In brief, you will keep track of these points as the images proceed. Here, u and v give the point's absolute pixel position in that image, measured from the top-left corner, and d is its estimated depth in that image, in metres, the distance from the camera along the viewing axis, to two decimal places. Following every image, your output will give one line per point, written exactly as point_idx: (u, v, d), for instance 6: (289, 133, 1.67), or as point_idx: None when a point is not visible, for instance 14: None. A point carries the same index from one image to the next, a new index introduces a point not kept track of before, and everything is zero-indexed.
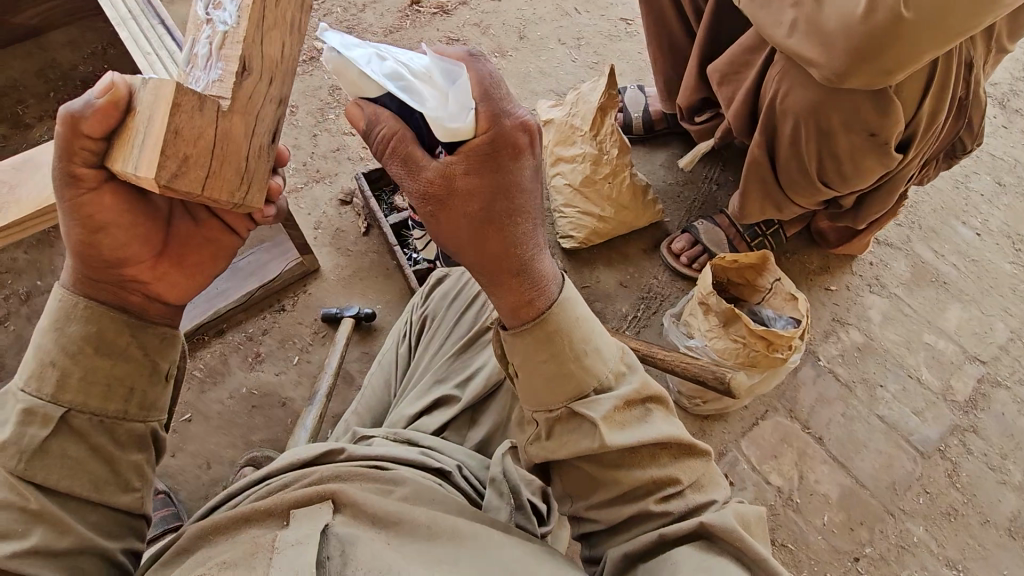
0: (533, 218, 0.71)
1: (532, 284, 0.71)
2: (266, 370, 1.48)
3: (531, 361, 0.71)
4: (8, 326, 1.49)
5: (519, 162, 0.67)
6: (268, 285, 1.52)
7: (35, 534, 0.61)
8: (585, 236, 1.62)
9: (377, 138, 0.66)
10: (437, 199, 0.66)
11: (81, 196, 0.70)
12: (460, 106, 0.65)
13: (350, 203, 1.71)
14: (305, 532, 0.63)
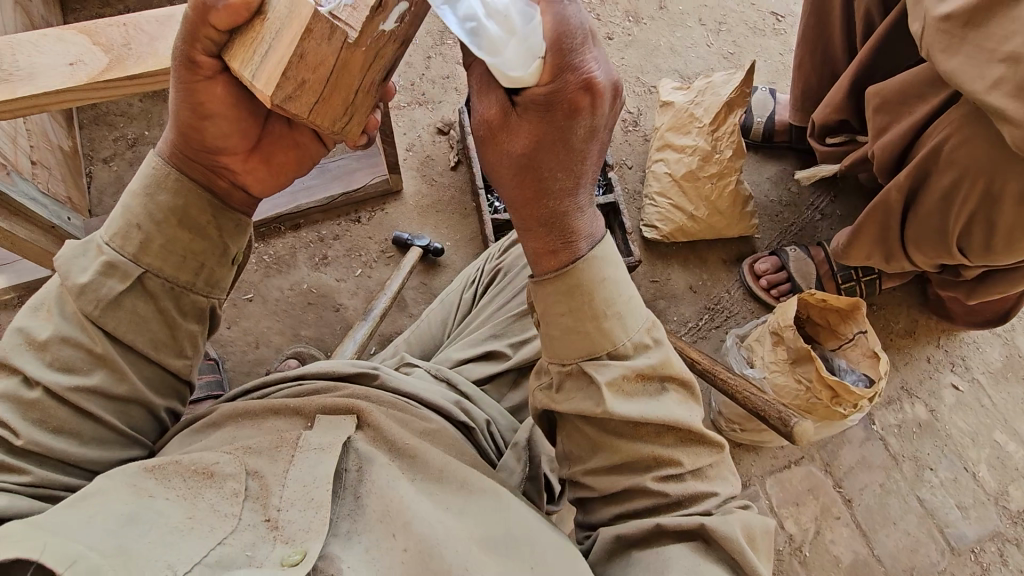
0: (577, 178, 0.66)
1: (559, 234, 0.68)
2: (329, 273, 1.52)
3: (548, 312, 0.68)
4: (112, 165, 1.57)
5: (575, 120, 0.60)
6: (351, 194, 1.55)
7: (96, 375, 0.67)
8: (671, 231, 1.56)
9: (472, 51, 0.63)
10: (488, 130, 0.62)
11: (196, 83, 0.70)
12: (526, 52, 0.56)
13: (447, 134, 1.70)
14: (329, 439, 0.65)
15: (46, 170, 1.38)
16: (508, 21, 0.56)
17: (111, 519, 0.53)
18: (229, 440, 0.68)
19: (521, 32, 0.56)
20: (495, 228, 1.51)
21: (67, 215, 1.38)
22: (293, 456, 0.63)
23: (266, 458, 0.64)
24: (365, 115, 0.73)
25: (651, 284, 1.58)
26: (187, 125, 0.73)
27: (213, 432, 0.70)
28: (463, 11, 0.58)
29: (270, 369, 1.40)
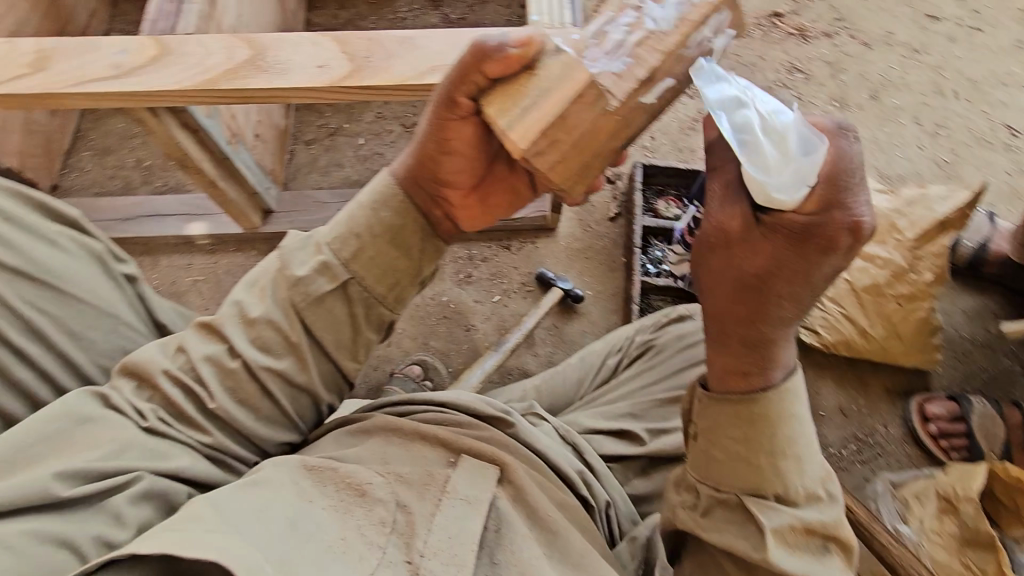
0: (799, 310, 0.63)
1: (758, 358, 0.64)
2: (469, 292, 1.56)
3: (721, 432, 0.65)
4: (311, 148, 1.74)
5: (824, 258, 0.59)
6: (508, 222, 1.58)
7: (285, 361, 0.71)
8: (834, 342, 1.40)
9: (717, 159, 0.64)
10: (723, 239, 0.62)
11: (450, 119, 0.73)
12: (795, 176, 0.57)
13: (613, 184, 1.68)
14: (475, 492, 0.65)
15: (263, 143, 1.56)
16: (785, 143, 0.58)
17: (276, 524, 0.56)
18: (381, 455, 0.70)
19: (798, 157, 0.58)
20: (640, 291, 1.47)
21: (268, 185, 1.55)
22: (440, 500, 0.64)
23: (411, 493, 0.65)
24: (598, 174, 0.70)
25: None
26: (426, 155, 0.76)
27: (366, 440, 0.73)
28: (740, 122, 0.60)
29: (395, 369, 1.45)
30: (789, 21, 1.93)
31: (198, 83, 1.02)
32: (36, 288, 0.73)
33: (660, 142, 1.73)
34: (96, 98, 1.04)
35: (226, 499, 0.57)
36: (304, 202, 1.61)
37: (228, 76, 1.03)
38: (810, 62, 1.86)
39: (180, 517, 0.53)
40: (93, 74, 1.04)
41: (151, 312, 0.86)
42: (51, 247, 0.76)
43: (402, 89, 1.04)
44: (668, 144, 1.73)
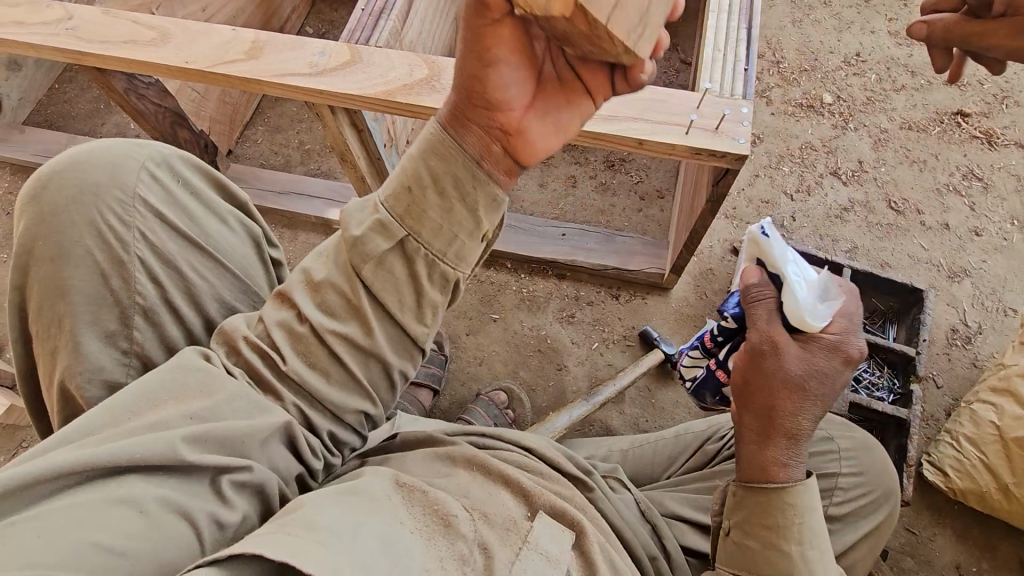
0: (818, 409, 0.82)
1: (788, 447, 0.81)
2: (568, 332, 1.55)
3: (755, 518, 0.77)
4: None
5: (839, 372, 0.85)
6: (623, 271, 1.55)
7: (349, 325, 0.66)
8: (965, 488, 1.25)
9: (761, 291, 0.95)
10: (773, 347, 0.85)
11: (483, 25, 0.59)
12: (823, 311, 0.90)
13: (741, 256, 1.61)
14: (551, 551, 0.70)
15: None
16: (815, 290, 0.94)
17: (366, 542, 0.57)
18: (463, 492, 0.76)
19: (825, 302, 0.92)
20: None
21: None
22: (520, 549, 0.69)
23: (494, 535, 0.69)
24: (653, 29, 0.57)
25: (906, 531, 1.29)
26: (470, 75, 0.62)
27: (447, 471, 0.81)
28: (793, 272, 0.95)
29: (481, 390, 1.47)
30: (974, 122, 1.77)
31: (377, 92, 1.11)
32: (202, 258, 0.78)
33: (800, 224, 1.65)
34: (291, 89, 1.15)
35: (321, 514, 0.59)
36: None
37: (403, 90, 1.11)
38: (991, 170, 1.69)
39: (283, 527, 0.56)
40: (293, 69, 1.15)
41: None
42: (223, 224, 0.83)
43: None
44: (808, 228, 1.64)
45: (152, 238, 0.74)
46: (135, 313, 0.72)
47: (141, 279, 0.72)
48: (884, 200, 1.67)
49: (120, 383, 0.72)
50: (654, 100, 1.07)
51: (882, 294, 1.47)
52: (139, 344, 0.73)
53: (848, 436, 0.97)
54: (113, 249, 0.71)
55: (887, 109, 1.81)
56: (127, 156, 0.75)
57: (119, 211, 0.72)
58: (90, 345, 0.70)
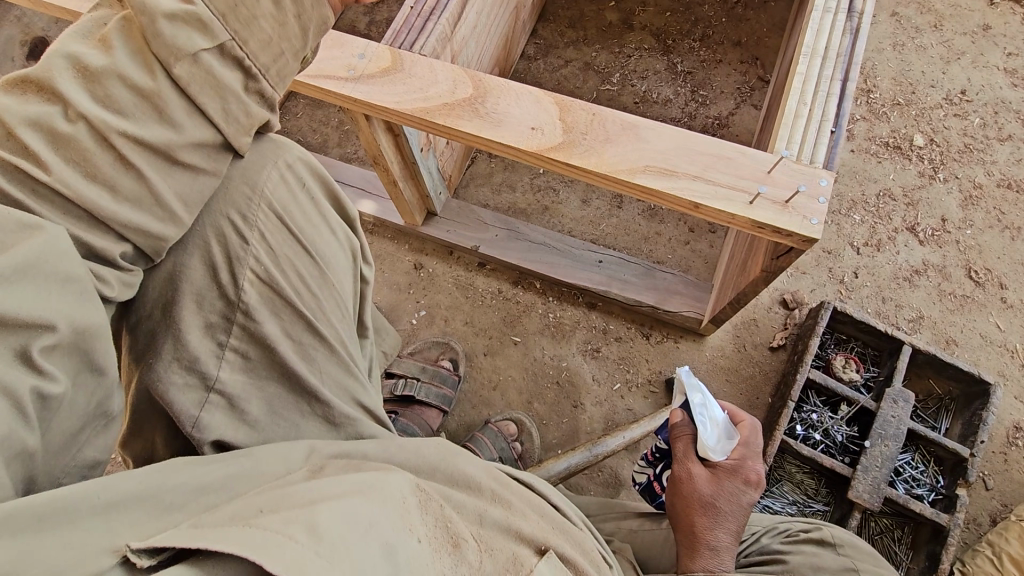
0: (730, 522, 0.91)
1: (712, 551, 0.88)
2: (590, 367, 1.47)
3: None
4: (491, 161, 1.72)
5: (745, 493, 0.94)
6: (658, 311, 1.44)
7: (117, 91, 0.60)
8: None
9: (681, 430, 1.02)
10: (685, 476, 0.96)
11: None
12: (722, 450, 0.98)
13: (789, 309, 1.48)
14: None
15: (450, 150, 1.56)
16: (719, 429, 1.00)
17: (375, 556, 0.53)
18: (478, 516, 0.72)
19: (725, 438, 1.00)
20: (779, 448, 1.27)
21: (440, 191, 1.55)
22: None
23: (493, 571, 0.66)
24: None
25: None
26: None
27: (465, 493, 0.75)
28: (704, 412, 1.00)
29: (490, 418, 1.42)
30: None
31: (419, 109, 1.02)
32: (307, 262, 0.78)
33: (863, 282, 1.50)
34: (324, 93, 1.06)
35: (330, 515, 0.53)
36: (466, 216, 1.58)
37: (443, 110, 1.01)
38: None
39: (283, 525, 0.51)
40: (329, 70, 1.07)
41: (362, 314, 0.92)
42: (332, 234, 0.83)
43: (605, 178, 0.95)
44: (871, 288, 1.49)
45: (269, 236, 0.75)
46: (238, 310, 0.72)
47: (249, 277, 0.73)
48: (963, 267, 1.50)
49: (210, 376, 0.71)
50: (721, 157, 0.95)
51: (942, 377, 1.33)
52: (235, 339, 0.72)
53: (874, 569, 0.91)
54: (232, 243, 0.72)
55: (985, 162, 1.61)
56: (262, 154, 0.75)
57: (244, 208, 0.73)
58: (191, 336, 0.70)
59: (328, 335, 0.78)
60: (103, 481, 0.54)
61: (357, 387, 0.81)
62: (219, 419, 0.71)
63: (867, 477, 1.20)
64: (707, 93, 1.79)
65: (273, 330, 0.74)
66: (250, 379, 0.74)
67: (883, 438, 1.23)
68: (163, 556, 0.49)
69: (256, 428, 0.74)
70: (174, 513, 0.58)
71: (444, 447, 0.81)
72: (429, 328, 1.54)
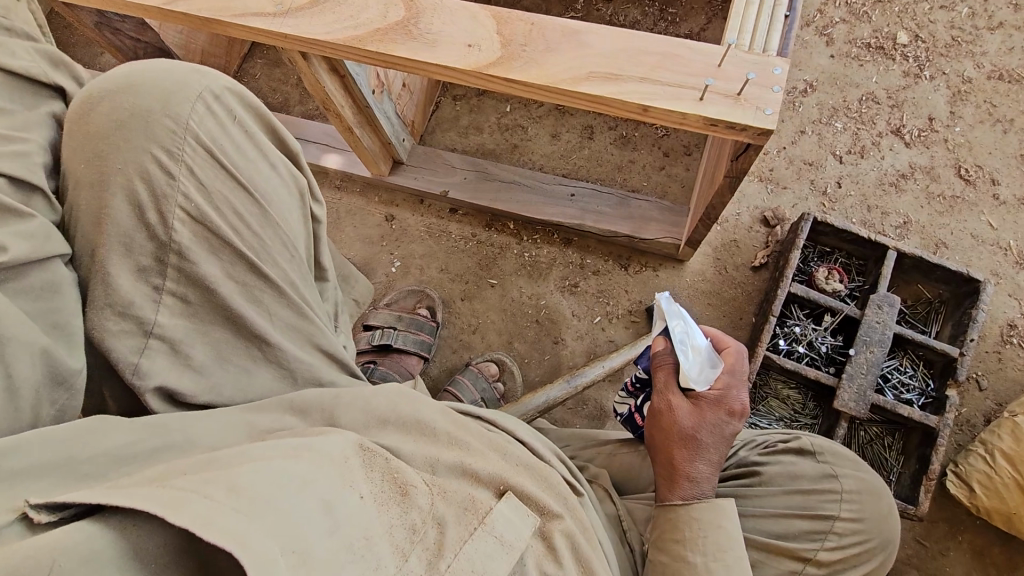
0: (710, 454, 0.87)
1: (691, 483, 0.85)
2: (569, 303, 1.44)
3: (665, 535, 0.83)
4: (456, 104, 1.67)
5: (729, 424, 0.89)
6: (634, 240, 1.40)
7: None
8: (985, 509, 1.13)
9: (661, 359, 0.97)
10: (666, 409, 0.90)
11: None
12: (704, 376, 0.92)
13: (770, 227, 1.43)
14: (512, 526, 0.66)
15: (410, 93, 1.50)
16: (701, 355, 0.95)
17: (307, 513, 0.50)
18: (431, 464, 0.70)
19: (708, 365, 0.94)
20: (762, 364, 1.24)
21: (403, 137, 1.50)
22: (475, 529, 0.62)
23: (447, 511, 0.63)
24: None
25: (914, 542, 1.18)
26: None
27: (420, 438, 0.73)
28: (684, 337, 0.96)
29: (471, 361, 1.41)
30: None
31: (352, 39, 0.97)
32: (243, 198, 0.74)
33: (847, 192, 1.44)
34: (254, 32, 1.02)
35: (254, 476, 0.50)
36: (434, 161, 1.54)
37: (376, 36, 0.96)
38: None
39: (203, 482, 0.47)
40: (256, 7, 1.01)
41: (316, 255, 0.88)
42: (271, 169, 0.79)
43: (548, 91, 0.91)
44: (855, 197, 1.43)
45: (199, 172, 0.71)
46: (171, 251, 0.68)
47: (180, 215, 0.69)
48: (953, 166, 1.44)
49: (148, 321, 0.66)
50: (669, 56, 0.89)
51: (931, 281, 1.29)
52: (172, 282, 0.68)
53: (856, 477, 0.89)
54: (156, 180, 0.68)
55: (974, 53, 1.52)
56: (180, 85, 0.72)
57: (167, 142, 0.70)
58: (121, 280, 0.66)
59: (273, 275, 0.75)
60: (14, 443, 0.51)
61: (314, 329, 0.78)
62: (162, 363, 0.67)
63: (853, 385, 1.17)
64: (677, 10, 1.70)
65: (213, 270, 0.70)
66: (193, 326, 0.70)
67: (868, 345, 1.19)
68: (70, 512, 0.45)
69: (201, 373, 0.69)
70: (93, 480, 0.55)
71: (398, 393, 0.78)
72: (405, 278, 1.52)
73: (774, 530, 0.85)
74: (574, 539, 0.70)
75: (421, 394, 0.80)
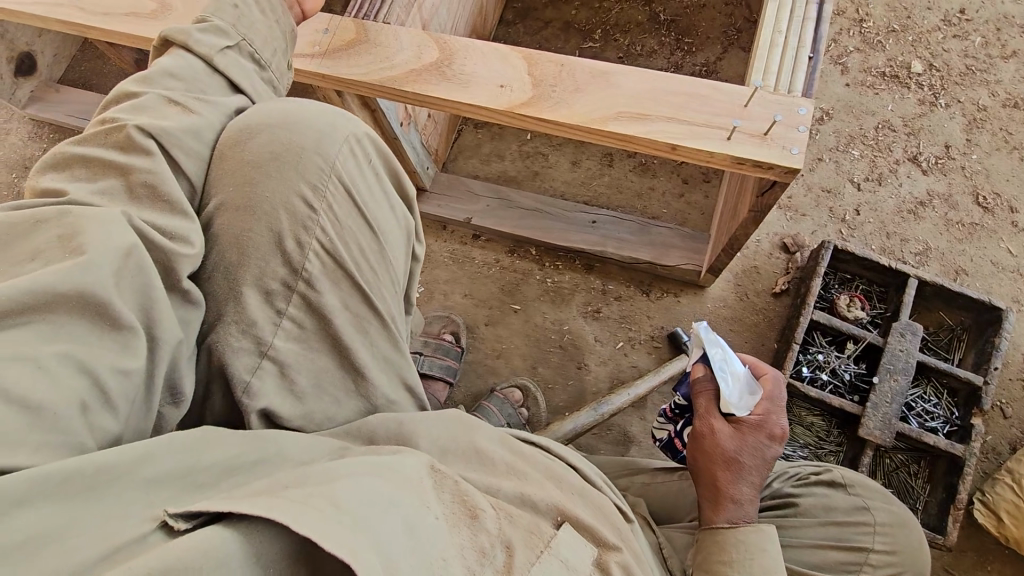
0: (752, 475, 0.88)
1: (733, 502, 0.85)
2: (592, 328, 1.46)
3: (710, 558, 0.81)
4: (477, 131, 1.71)
5: (770, 447, 0.90)
6: (656, 266, 1.42)
7: (153, 95, 0.69)
8: (1015, 538, 1.12)
9: (701, 388, 0.97)
10: (708, 430, 0.91)
11: None
12: (744, 404, 0.93)
13: (790, 253, 1.45)
14: (571, 558, 0.63)
15: (434, 124, 1.54)
16: (740, 382, 0.96)
17: (395, 528, 0.49)
18: (492, 489, 0.67)
19: (747, 393, 0.95)
20: (786, 391, 1.25)
21: (428, 165, 1.53)
22: (542, 553, 0.60)
23: (516, 534, 0.60)
24: None
25: (942, 571, 1.17)
26: None
27: (479, 468, 0.70)
28: (721, 363, 0.98)
29: (494, 387, 1.43)
30: None
31: (385, 79, 1.01)
32: (366, 234, 0.72)
33: (865, 219, 1.46)
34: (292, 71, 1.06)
35: (347, 490, 0.48)
36: (456, 189, 1.58)
37: (409, 78, 1.00)
38: None
39: (306, 496, 0.46)
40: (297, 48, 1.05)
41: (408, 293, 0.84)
42: (391, 212, 0.77)
43: (581, 130, 0.94)
44: (874, 224, 1.45)
45: (337, 209, 0.70)
46: (301, 278, 0.67)
47: (315, 248, 0.68)
48: (971, 193, 1.45)
49: (264, 342, 0.65)
50: (696, 96, 0.92)
51: (952, 308, 1.30)
52: (296, 307, 0.67)
53: (887, 509, 0.90)
54: (299, 212, 0.68)
55: (989, 82, 1.54)
56: (329, 124, 0.72)
57: (314, 180, 0.69)
58: (250, 299, 0.65)
59: (384, 309, 0.72)
60: (145, 449, 0.48)
61: (403, 362, 0.76)
62: (271, 384, 0.65)
63: (877, 413, 1.18)
64: (693, 40, 1.74)
65: (333, 301, 0.69)
66: (303, 351, 0.68)
67: (892, 373, 1.20)
68: (200, 520, 0.44)
69: (302, 400, 0.68)
70: (207, 491, 0.51)
71: (452, 422, 0.74)
72: (429, 303, 1.54)
73: (812, 561, 0.85)
74: (629, 567, 0.66)
75: (478, 420, 0.77)
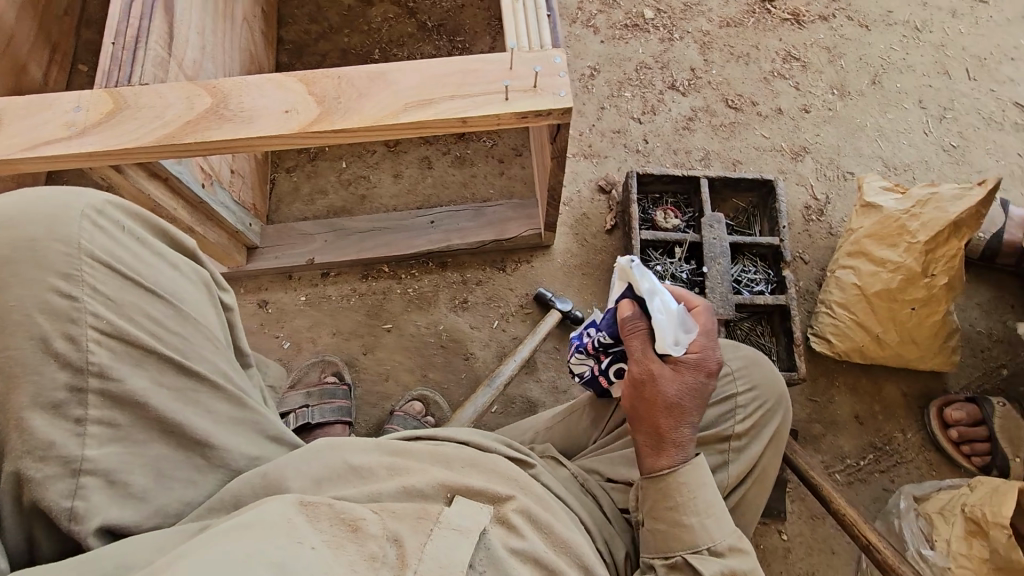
0: (693, 415, 0.85)
1: (674, 445, 0.84)
2: (464, 318, 1.51)
3: (659, 504, 0.83)
4: (291, 175, 1.67)
5: (708, 385, 0.87)
6: (502, 243, 1.51)
7: None
8: (846, 349, 1.36)
9: (637, 326, 0.90)
10: (648, 375, 0.85)
11: None
12: (683, 343, 0.87)
13: (607, 193, 1.62)
14: (469, 521, 0.63)
15: (240, 178, 1.48)
16: (675, 317, 0.89)
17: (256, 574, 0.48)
18: (375, 496, 0.68)
19: (682, 330, 0.89)
20: None
21: (249, 222, 1.47)
22: (433, 529, 0.61)
23: (403, 525, 0.61)
24: None
25: (808, 401, 1.39)
26: None
27: (364, 480, 0.71)
28: (654, 295, 0.90)
29: (392, 408, 1.42)
30: (783, 5, 1.86)
31: (164, 137, 0.97)
32: (151, 303, 0.70)
33: (654, 145, 1.68)
34: (52, 162, 0.97)
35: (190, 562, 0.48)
36: (287, 236, 1.53)
37: (187, 128, 0.97)
38: (806, 48, 1.81)
39: None
40: (48, 134, 0.97)
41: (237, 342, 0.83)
42: (176, 270, 0.75)
43: (379, 128, 0.98)
44: (661, 147, 1.68)
45: (102, 286, 0.67)
46: (88, 374, 0.63)
47: (91, 336, 0.64)
48: (722, 100, 1.74)
49: (74, 457, 0.61)
50: (465, 72, 1.00)
51: (740, 193, 1.54)
52: (95, 408, 0.63)
53: (739, 355, 1.03)
54: (61, 307, 0.64)
55: (705, 11, 1.85)
56: (64, 204, 0.68)
57: (63, 269, 0.65)
58: (36, 422, 0.60)
59: (205, 371, 0.71)
60: None
61: (251, 418, 0.75)
62: (99, 497, 0.62)
63: (716, 293, 1.36)
64: (464, 37, 1.87)
65: (139, 382, 0.66)
66: (127, 449, 0.65)
67: (715, 258, 1.40)
68: None
69: (145, 500, 0.65)
70: None
71: (325, 448, 0.73)
72: (300, 354, 1.49)
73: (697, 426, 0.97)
74: (528, 511, 0.70)
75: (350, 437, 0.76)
